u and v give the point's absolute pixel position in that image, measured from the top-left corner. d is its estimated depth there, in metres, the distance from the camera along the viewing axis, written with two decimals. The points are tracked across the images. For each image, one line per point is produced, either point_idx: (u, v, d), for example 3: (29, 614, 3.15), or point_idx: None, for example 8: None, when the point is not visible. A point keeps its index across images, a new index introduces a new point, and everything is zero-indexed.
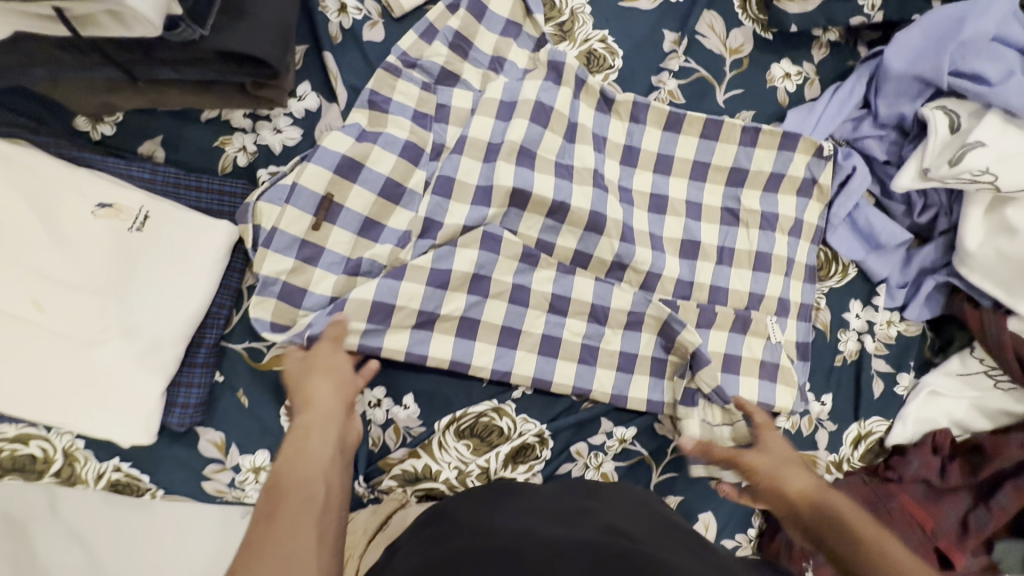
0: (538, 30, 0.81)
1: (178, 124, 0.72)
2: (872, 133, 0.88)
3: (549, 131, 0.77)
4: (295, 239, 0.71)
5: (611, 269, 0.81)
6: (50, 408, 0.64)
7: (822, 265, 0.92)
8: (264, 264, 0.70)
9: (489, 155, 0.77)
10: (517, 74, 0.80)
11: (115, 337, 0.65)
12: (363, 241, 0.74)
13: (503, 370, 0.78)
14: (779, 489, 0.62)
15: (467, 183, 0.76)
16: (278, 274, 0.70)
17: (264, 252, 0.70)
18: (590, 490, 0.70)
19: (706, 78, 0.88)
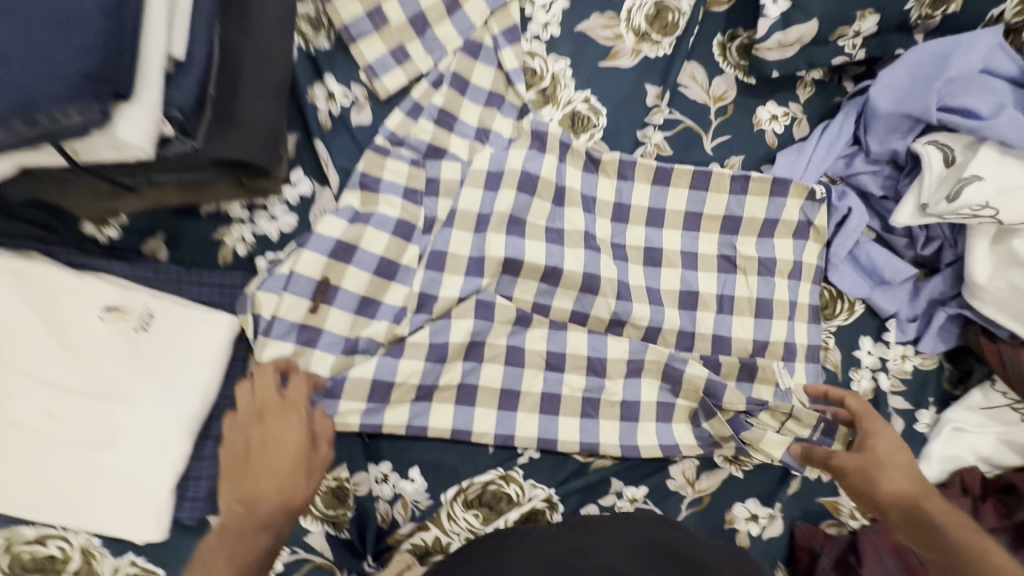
0: (520, 99, 0.82)
1: (180, 220, 0.74)
2: (866, 168, 0.87)
3: (537, 199, 0.79)
4: (294, 325, 0.72)
5: (610, 325, 0.82)
6: (65, 511, 0.66)
7: (827, 303, 0.90)
8: (264, 351, 0.71)
9: (479, 226, 0.78)
10: (502, 143, 0.81)
11: (123, 437, 0.66)
12: (361, 319, 0.75)
13: (506, 435, 0.77)
14: (874, 490, 0.66)
15: (459, 255, 0.77)
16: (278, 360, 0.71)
17: (264, 340, 0.71)
18: (586, 526, 0.67)
19: (692, 128, 0.89)
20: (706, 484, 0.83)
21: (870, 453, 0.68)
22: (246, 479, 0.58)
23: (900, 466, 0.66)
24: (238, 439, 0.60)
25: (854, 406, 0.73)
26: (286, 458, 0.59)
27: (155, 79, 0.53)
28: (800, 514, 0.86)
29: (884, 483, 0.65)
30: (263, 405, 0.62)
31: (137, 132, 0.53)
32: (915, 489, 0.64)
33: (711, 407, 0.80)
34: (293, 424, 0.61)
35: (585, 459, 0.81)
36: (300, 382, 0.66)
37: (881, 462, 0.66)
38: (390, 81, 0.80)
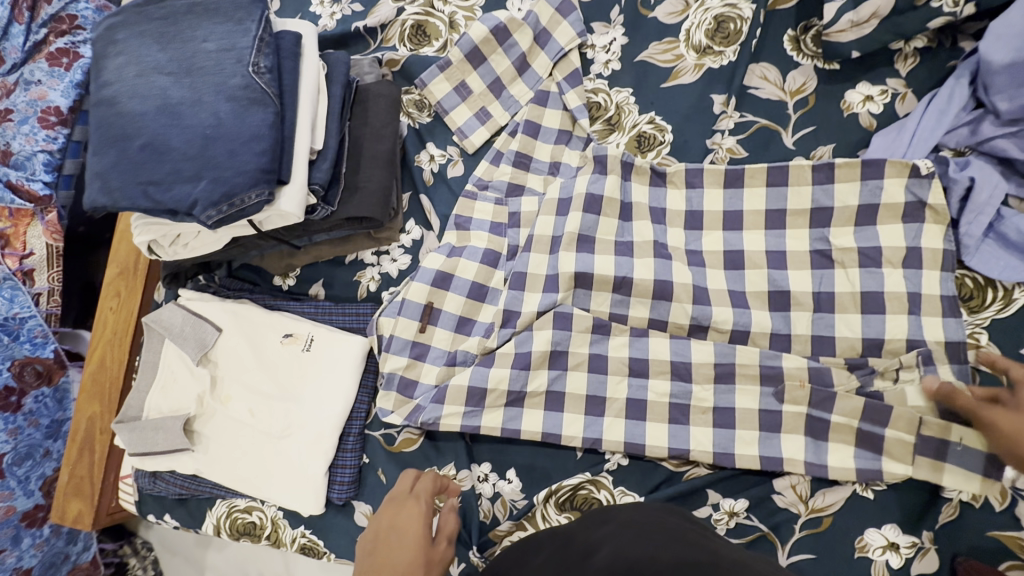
0: (585, 132, 0.92)
1: (332, 268, 0.98)
2: (1000, 132, 0.74)
3: (603, 217, 0.86)
4: (407, 342, 0.88)
5: (692, 331, 0.82)
6: (259, 486, 0.89)
7: (971, 292, 0.76)
8: (386, 363, 0.88)
9: (553, 247, 0.87)
10: (571, 172, 0.91)
11: (295, 430, 0.89)
12: (460, 336, 0.89)
13: (594, 438, 0.82)
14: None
15: (538, 274, 0.87)
16: (395, 369, 0.88)
17: (385, 354, 0.88)
18: (599, 514, 0.61)
19: (768, 127, 0.87)
20: (823, 503, 0.75)
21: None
22: (380, 554, 0.68)
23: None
24: (374, 525, 0.72)
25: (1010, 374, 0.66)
26: (411, 542, 0.68)
27: (302, 163, 0.78)
28: (962, 548, 0.71)
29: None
30: (395, 498, 0.75)
31: (292, 203, 0.77)
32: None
33: (824, 393, 0.75)
34: (415, 514, 0.72)
35: (677, 467, 0.81)
36: (427, 482, 0.77)
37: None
38: (476, 138, 0.97)
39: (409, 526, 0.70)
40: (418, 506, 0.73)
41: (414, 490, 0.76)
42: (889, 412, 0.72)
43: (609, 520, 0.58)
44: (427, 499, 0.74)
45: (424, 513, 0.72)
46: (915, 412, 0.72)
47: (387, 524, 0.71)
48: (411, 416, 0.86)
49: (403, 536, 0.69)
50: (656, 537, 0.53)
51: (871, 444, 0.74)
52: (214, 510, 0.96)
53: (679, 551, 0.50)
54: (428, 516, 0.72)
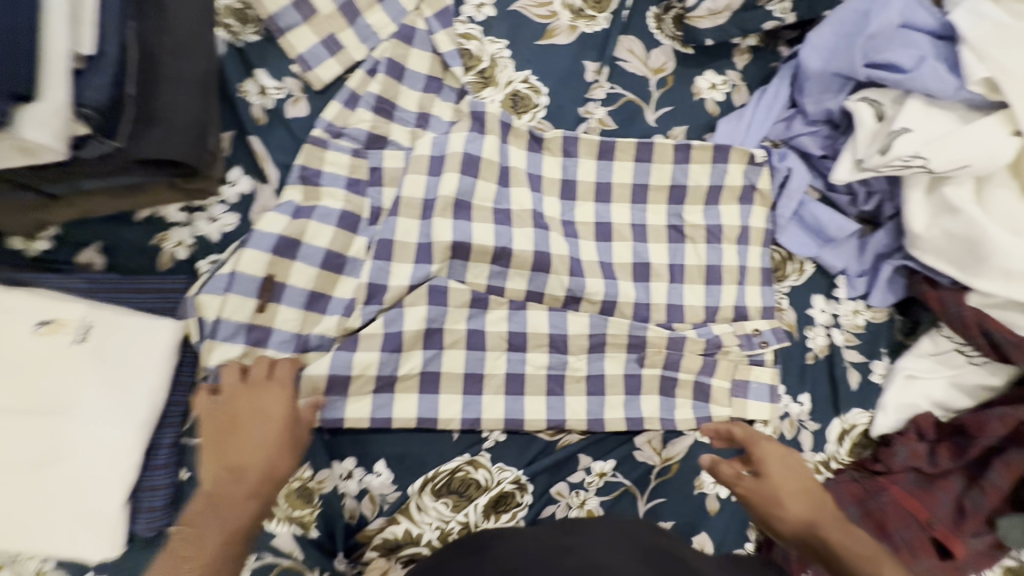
0: (458, 82, 0.82)
1: (113, 228, 0.72)
2: (805, 130, 0.88)
3: (481, 180, 0.80)
4: (242, 326, 0.71)
5: (567, 302, 0.82)
6: (16, 531, 0.64)
7: (778, 265, 0.92)
8: (210, 356, 0.70)
9: (425, 212, 0.78)
10: (443, 127, 0.81)
11: (70, 452, 0.65)
12: (312, 315, 0.74)
13: (472, 418, 0.78)
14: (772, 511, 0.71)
15: (408, 242, 0.77)
16: (227, 359, 0.70)
17: (210, 344, 0.70)
18: (579, 525, 0.68)
19: (633, 101, 0.89)
20: (673, 452, 0.84)
21: (770, 480, 0.73)
22: (230, 448, 0.64)
23: (835, 521, 0.70)
24: (224, 407, 0.66)
25: (739, 434, 0.76)
26: (269, 430, 0.65)
27: (60, 73, 0.53)
28: None
29: (782, 511, 0.71)
30: (250, 381, 0.68)
31: (43, 132, 0.53)
32: (811, 523, 0.70)
33: (675, 357, 0.84)
34: (277, 398, 0.67)
35: (552, 437, 0.81)
36: (284, 368, 0.70)
37: (775, 494, 0.72)
38: (324, 72, 0.79)
39: (264, 409, 0.66)
40: (279, 395, 0.67)
41: (268, 375, 0.69)
42: (715, 363, 0.85)
43: (579, 533, 0.65)
44: (280, 389, 0.68)
45: (280, 397, 0.67)
46: (736, 359, 0.86)
47: (236, 406, 0.66)
48: None
49: (260, 421, 0.65)
50: (629, 547, 0.61)
51: (703, 394, 0.85)
52: None
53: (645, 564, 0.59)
54: (289, 400, 0.67)
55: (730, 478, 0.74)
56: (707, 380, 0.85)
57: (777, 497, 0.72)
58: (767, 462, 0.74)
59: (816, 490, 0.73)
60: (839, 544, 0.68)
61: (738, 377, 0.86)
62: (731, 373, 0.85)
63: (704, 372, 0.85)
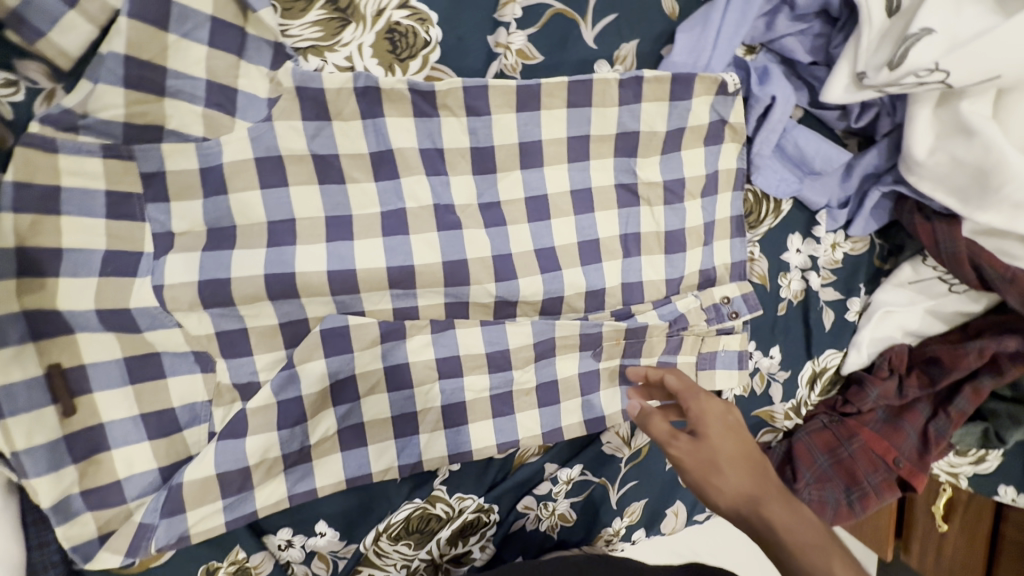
0: (271, 33, 0.53)
1: None
2: (791, 28, 0.67)
3: (352, 185, 0.59)
4: (55, 445, 0.53)
5: (499, 309, 0.66)
6: None
7: (751, 209, 0.76)
8: (38, 496, 0.52)
9: (276, 239, 0.57)
10: (259, 110, 0.55)
11: None
12: (151, 392, 0.56)
13: (412, 462, 0.66)
14: (710, 484, 0.58)
15: (271, 282, 0.57)
16: (66, 492, 0.54)
17: (27, 484, 0.51)
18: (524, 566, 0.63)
19: (563, 15, 0.63)
20: (640, 440, 0.78)
21: (706, 442, 0.59)
22: None
23: (780, 495, 0.57)
24: None
25: (674, 385, 0.63)
26: None
27: None
28: None
29: (720, 481, 0.58)
30: None
31: None
32: (750, 496, 0.57)
33: (636, 347, 0.71)
34: None
35: (506, 455, 0.72)
36: None
37: (714, 458, 0.58)
38: (60, 34, 0.49)
39: None
40: None
41: None
42: (681, 342, 0.74)
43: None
44: None
45: None
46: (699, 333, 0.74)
47: None
48: (134, 548, 0.56)
49: None
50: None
51: None
52: None
53: None
54: None
55: (662, 436, 0.61)
56: (672, 359, 0.74)
57: (717, 461, 0.58)
58: (705, 418, 0.60)
59: (758, 455, 0.60)
60: (777, 521, 0.55)
61: (705, 351, 0.75)
62: (696, 348, 0.75)
63: (666, 355, 0.74)
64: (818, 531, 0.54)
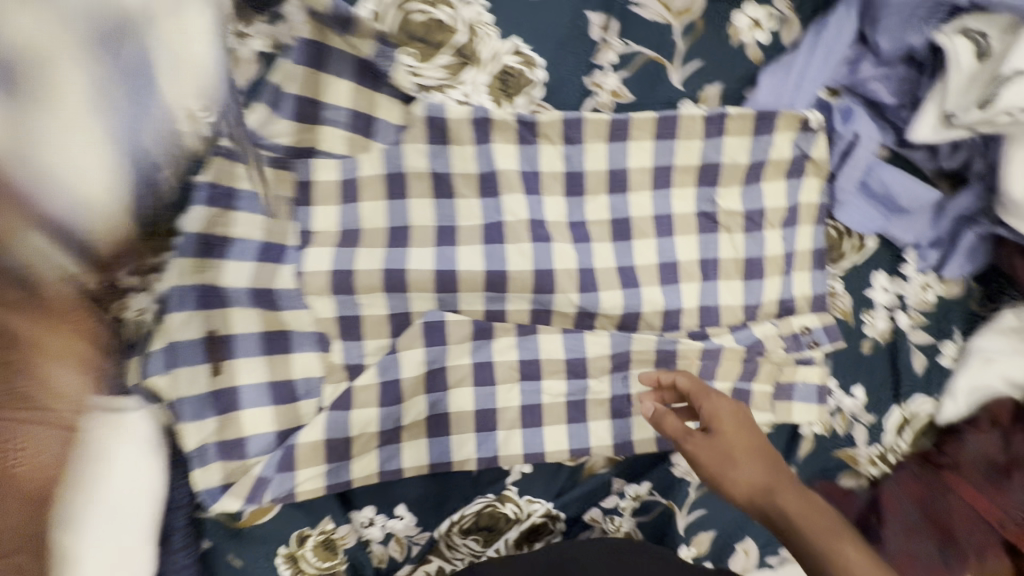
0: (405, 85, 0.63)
1: None
2: (875, 74, 0.70)
3: (460, 200, 0.69)
4: (204, 397, 0.63)
5: (579, 319, 0.71)
6: None
7: (834, 243, 0.77)
8: (184, 439, 0.62)
9: (394, 241, 0.68)
10: (391, 134, 0.66)
11: None
12: (279, 363, 0.66)
13: (488, 456, 0.71)
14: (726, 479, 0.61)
15: (387, 278, 0.68)
16: (205, 440, 0.63)
17: (178, 428, 0.62)
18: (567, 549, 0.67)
19: (654, 61, 0.71)
20: None
21: (719, 435, 0.62)
22: None
23: (793, 486, 0.60)
24: None
25: (686, 386, 0.66)
26: None
27: None
28: (818, 473, 0.79)
29: (734, 474, 0.61)
30: None
31: None
32: (766, 488, 0.60)
33: (711, 369, 0.73)
34: None
35: (577, 463, 0.75)
36: None
37: (728, 451, 0.61)
38: None
39: None
40: None
41: None
42: (758, 368, 0.74)
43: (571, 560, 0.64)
44: None
45: None
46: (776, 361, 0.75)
47: None
48: (253, 496, 0.65)
49: None
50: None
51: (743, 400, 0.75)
52: None
53: None
54: None
55: (677, 433, 0.64)
56: (746, 386, 0.75)
57: (732, 455, 0.61)
58: (718, 414, 0.63)
59: (770, 448, 0.63)
60: (795, 515, 0.57)
61: (783, 381, 0.75)
62: (774, 377, 0.75)
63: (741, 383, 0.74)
64: (834, 520, 0.57)
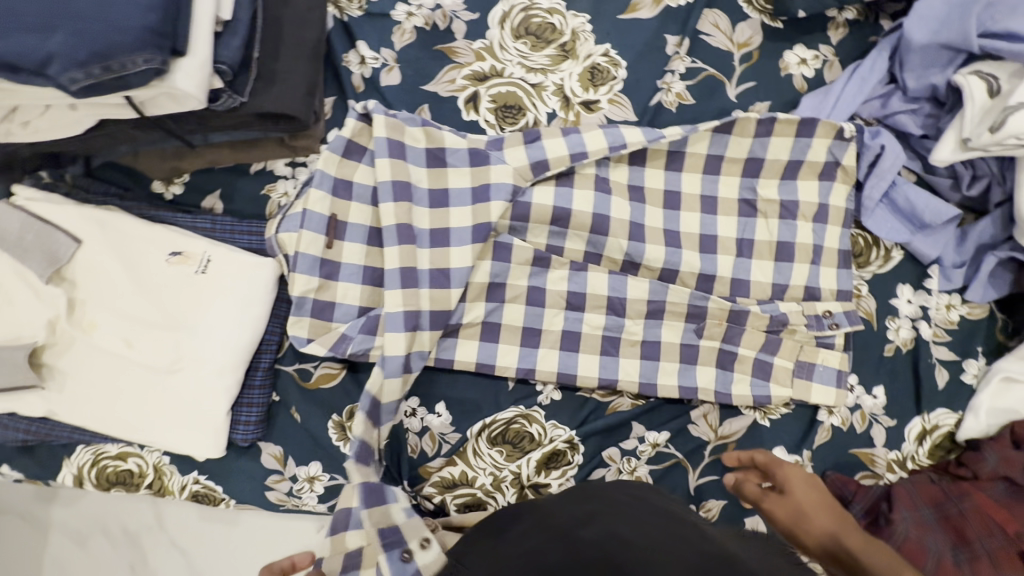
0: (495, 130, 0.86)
1: (233, 177, 0.83)
2: (904, 108, 0.84)
3: None
4: (316, 260, 0.78)
5: (625, 267, 0.83)
6: (127, 421, 0.76)
7: (861, 250, 0.86)
8: (294, 284, 0.77)
9: None
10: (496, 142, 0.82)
11: (175, 367, 0.76)
12: (374, 251, 0.81)
13: (527, 368, 0.81)
14: (803, 539, 0.71)
15: None
16: (306, 293, 0.77)
17: (292, 275, 0.77)
18: (584, 490, 0.66)
19: (714, 76, 0.88)
20: (729, 431, 0.82)
21: (795, 499, 0.73)
22: None
23: (860, 535, 0.69)
24: None
25: (761, 460, 0.76)
26: None
27: (204, 31, 0.63)
28: (830, 464, 0.82)
29: (808, 529, 0.71)
30: None
31: (190, 82, 0.62)
32: (839, 540, 0.70)
33: (737, 332, 0.81)
34: None
35: (604, 399, 0.82)
36: None
37: (804, 513, 0.72)
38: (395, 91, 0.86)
39: None
40: None
41: None
42: (780, 342, 0.82)
43: (595, 497, 0.64)
44: None
45: None
46: (797, 339, 0.83)
47: None
48: (336, 347, 0.77)
49: None
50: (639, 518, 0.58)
51: (763, 371, 0.82)
52: (74, 459, 0.80)
53: (645, 536, 0.55)
54: None
55: (756, 498, 0.75)
56: (769, 358, 0.82)
57: (807, 514, 0.72)
58: (792, 483, 0.74)
59: (836, 505, 0.73)
60: (866, 559, 0.67)
61: (804, 359, 0.82)
62: (795, 354, 0.82)
63: (764, 351, 0.82)
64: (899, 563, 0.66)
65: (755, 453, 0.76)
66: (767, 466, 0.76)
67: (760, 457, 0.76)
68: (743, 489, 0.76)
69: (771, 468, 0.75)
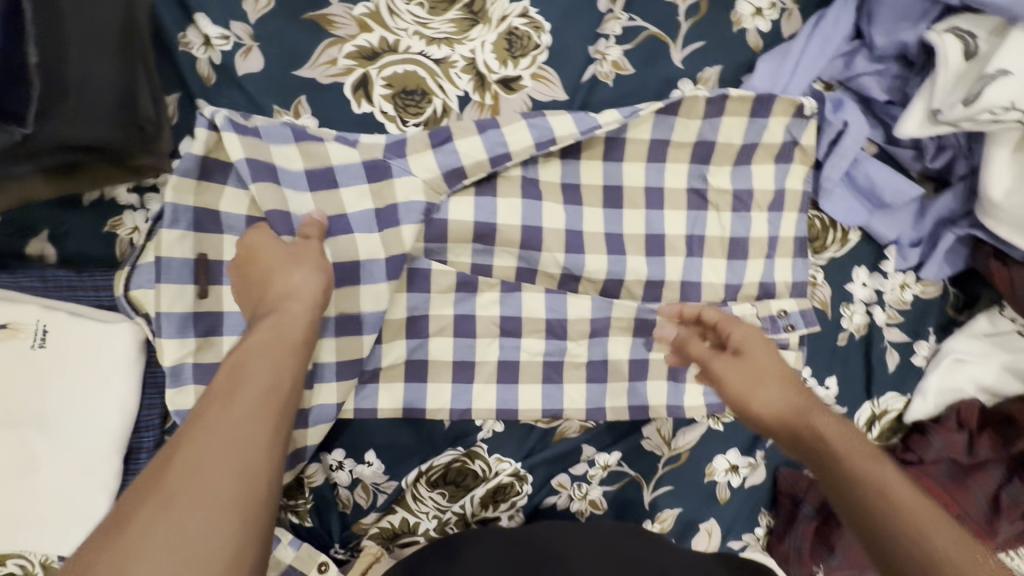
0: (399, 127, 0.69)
1: (58, 214, 0.65)
2: (869, 69, 0.73)
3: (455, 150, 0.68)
4: (186, 316, 0.63)
5: (563, 282, 0.73)
6: None
7: (818, 234, 0.78)
8: (164, 353, 0.62)
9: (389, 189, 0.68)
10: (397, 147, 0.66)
11: (32, 463, 0.63)
12: None
13: (462, 408, 0.72)
14: (753, 409, 0.56)
15: None
16: (183, 358, 0.63)
17: (158, 342, 0.62)
18: (550, 528, 0.67)
19: (656, 37, 0.73)
20: (682, 442, 0.77)
21: (751, 362, 0.58)
22: None
23: (830, 414, 0.55)
24: None
25: (712, 317, 0.63)
26: None
27: None
28: (781, 460, 0.80)
29: (760, 396, 0.56)
30: None
31: None
32: (798, 408, 0.55)
33: None
34: None
35: (549, 426, 0.75)
36: None
37: (760, 374, 0.57)
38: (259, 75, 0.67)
39: None
40: None
41: None
42: None
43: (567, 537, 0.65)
44: None
45: None
46: None
47: None
48: None
49: None
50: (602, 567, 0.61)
51: None
52: None
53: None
54: None
55: (704, 356, 0.60)
56: None
57: (764, 377, 0.57)
58: (748, 342, 0.60)
59: (805, 388, 0.58)
60: (830, 435, 0.52)
61: None
62: None
63: None
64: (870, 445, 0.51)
65: (707, 307, 0.64)
66: (719, 324, 0.63)
67: (708, 311, 0.64)
68: (686, 347, 0.63)
69: (722, 323, 0.63)
